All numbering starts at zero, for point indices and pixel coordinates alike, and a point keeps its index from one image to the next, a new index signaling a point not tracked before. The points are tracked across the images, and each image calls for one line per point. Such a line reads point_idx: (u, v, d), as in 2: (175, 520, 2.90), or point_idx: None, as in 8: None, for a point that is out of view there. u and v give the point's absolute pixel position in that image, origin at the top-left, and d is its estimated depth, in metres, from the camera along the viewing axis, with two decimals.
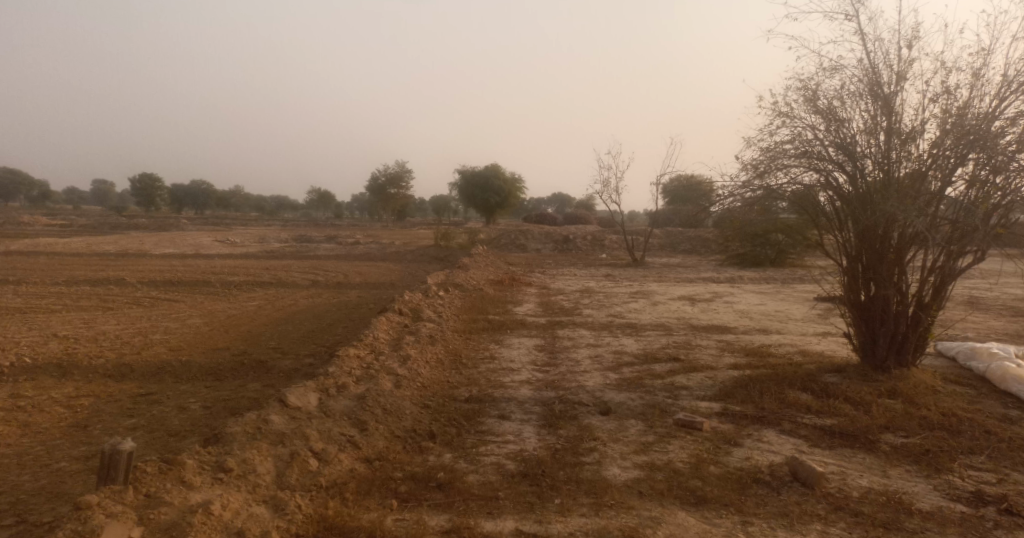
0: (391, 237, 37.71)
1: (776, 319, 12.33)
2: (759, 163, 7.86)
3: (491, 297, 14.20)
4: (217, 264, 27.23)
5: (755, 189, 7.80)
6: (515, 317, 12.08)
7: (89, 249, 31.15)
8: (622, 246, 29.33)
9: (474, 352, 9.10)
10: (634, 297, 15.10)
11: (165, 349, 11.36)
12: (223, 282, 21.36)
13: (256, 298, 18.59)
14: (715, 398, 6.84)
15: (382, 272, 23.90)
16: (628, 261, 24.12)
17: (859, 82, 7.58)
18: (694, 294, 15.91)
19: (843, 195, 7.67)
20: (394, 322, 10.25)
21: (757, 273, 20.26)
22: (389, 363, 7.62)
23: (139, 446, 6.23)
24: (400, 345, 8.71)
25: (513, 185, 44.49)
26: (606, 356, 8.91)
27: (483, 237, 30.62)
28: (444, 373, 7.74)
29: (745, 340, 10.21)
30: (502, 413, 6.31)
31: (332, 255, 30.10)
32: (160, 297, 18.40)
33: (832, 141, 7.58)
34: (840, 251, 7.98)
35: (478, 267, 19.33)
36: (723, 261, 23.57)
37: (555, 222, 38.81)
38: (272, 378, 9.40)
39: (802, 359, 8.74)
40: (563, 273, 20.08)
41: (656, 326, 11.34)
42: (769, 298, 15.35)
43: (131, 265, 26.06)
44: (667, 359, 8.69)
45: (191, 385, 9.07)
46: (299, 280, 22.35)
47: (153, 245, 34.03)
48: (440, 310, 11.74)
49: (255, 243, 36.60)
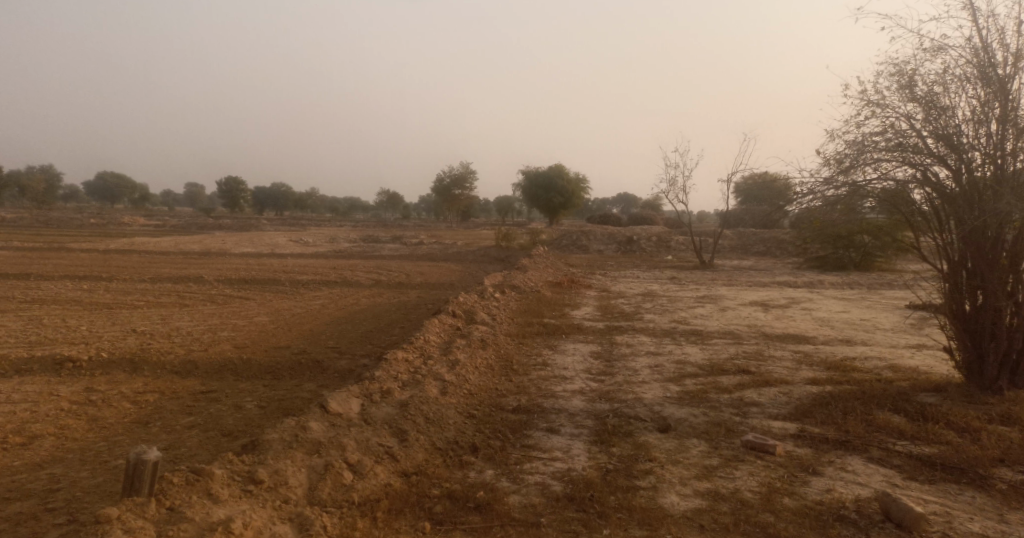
0: (455, 238, 37.74)
1: (859, 328, 11.40)
2: (845, 156, 7.12)
3: (550, 300, 13.72)
4: (288, 263, 27.78)
5: (840, 185, 7.05)
6: (572, 320, 11.60)
7: (172, 248, 32.45)
8: (690, 248, 28.33)
9: (527, 357, 8.66)
10: (701, 302, 14.35)
11: (228, 346, 11.37)
12: (291, 281, 21.65)
13: (320, 297, 18.70)
14: (789, 418, 6.17)
15: (445, 272, 23.75)
16: (696, 264, 23.20)
17: (965, 65, 6.80)
18: (767, 300, 15.03)
19: (943, 193, 6.89)
20: (447, 325, 9.93)
21: (838, 278, 19.02)
22: (437, 368, 7.25)
23: (185, 448, 6.03)
24: (450, 349, 8.37)
25: (578, 185, 43.91)
26: (669, 366, 8.30)
27: (546, 238, 30.16)
28: (493, 380, 7.33)
29: (824, 351, 9.39)
30: (551, 425, 5.84)
31: (398, 254, 30.27)
32: (230, 294, 18.74)
33: (932, 131, 6.82)
34: (939, 256, 7.16)
35: (538, 268, 18.92)
36: (800, 264, 22.36)
37: (622, 223, 37.97)
38: (324, 378, 9.20)
39: (890, 375, 7.90)
40: (628, 276, 19.38)
41: (724, 334, 10.62)
42: (851, 305, 14.28)
43: (206, 263, 26.85)
44: (736, 370, 8.02)
45: (247, 383, 8.92)
46: (363, 279, 22.45)
47: (231, 244, 35.16)
48: (496, 313, 11.35)
49: (326, 243, 37.34)
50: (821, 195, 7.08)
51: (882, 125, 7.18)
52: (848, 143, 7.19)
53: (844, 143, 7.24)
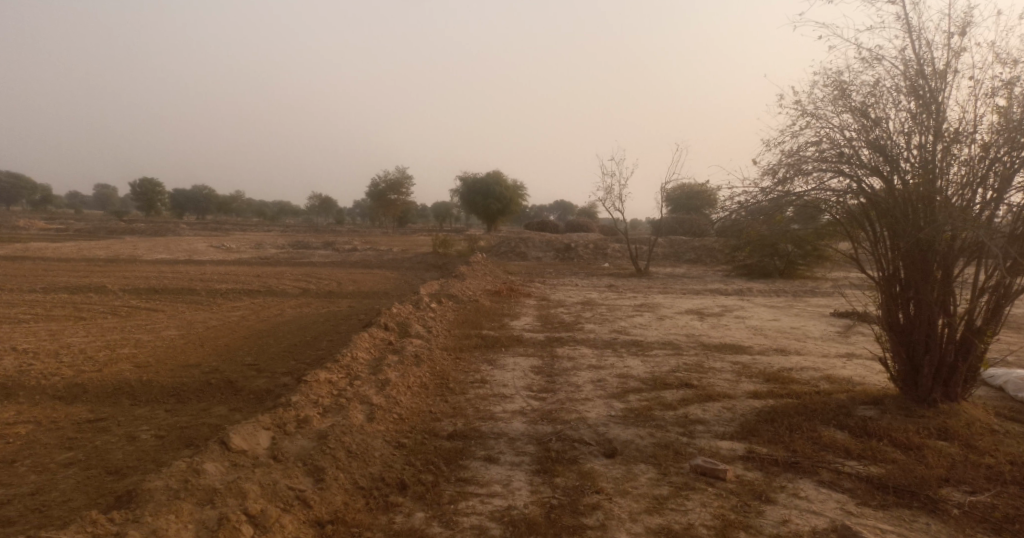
0: (389, 243, 36.87)
1: (794, 336, 11.44)
2: (780, 167, 6.99)
3: (487, 310, 13.28)
4: (208, 271, 26.36)
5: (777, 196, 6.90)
6: (510, 331, 11.20)
7: (80, 254, 30.37)
8: (624, 254, 28.45)
9: (463, 374, 8.18)
10: (638, 311, 14.21)
11: (133, 365, 10.45)
12: (210, 290, 20.45)
13: (242, 308, 17.70)
14: (737, 437, 5.92)
15: (377, 280, 23.01)
16: (631, 271, 23.22)
17: (897, 77, 6.76)
18: (703, 307, 15.05)
19: (876, 205, 6.81)
20: (378, 339, 9.35)
21: (767, 285, 19.33)
22: (364, 390, 6.69)
23: (49, 503, 5.36)
24: (380, 366, 7.82)
25: (514, 192, 43.64)
26: (610, 381, 7.99)
27: (482, 244, 29.73)
28: (426, 401, 6.82)
29: (763, 361, 9.30)
30: (489, 453, 5.39)
31: (328, 261, 29.23)
32: (141, 305, 17.51)
33: (865, 142, 6.75)
34: (874, 268, 7.08)
35: (475, 276, 18.44)
36: (730, 270, 22.69)
37: (557, 229, 37.96)
38: (240, 401, 8.48)
39: (830, 386, 7.82)
40: (565, 283, 19.14)
41: (663, 344, 10.44)
42: (783, 313, 14.40)
43: (118, 271, 25.19)
44: (678, 385, 7.78)
45: (149, 408, 8.15)
46: (289, 288, 21.45)
47: (148, 250, 33.23)
48: (430, 325, 10.82)
49: (251, 248, 35.81)
50: (758, 205, 6.91)
51: (815, 136, 7.09)
52: (784, 154, 7.07)
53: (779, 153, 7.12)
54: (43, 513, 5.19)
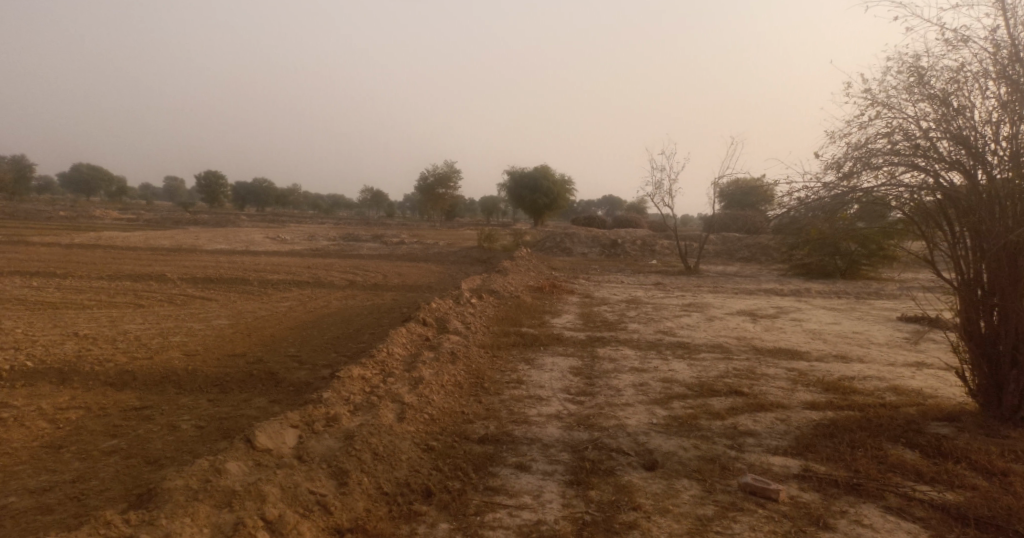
0: (437, 237, 36.90)
1: (853, 342, 10.79)
2: (849, 160, 6.46)
3: (529, 306, 12.97)
4: (259, 261, 26.73)
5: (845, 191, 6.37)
6: (552, 330, 10.86)
7: (140, 243, 31.22)
8: (674, 252, 27.73)
9: (500, 373, 7.89)
10: (687, 311, 13.68)
11: (180, 353, 10.50)
12: (260, 280, 20.67)
13: (289, 299, 17.81)
14: (791, 453, 5.47)
15: (423, 273, 22.92)
16: (681, 269, 22.56)
17: (985, 62, 6.17)
18: (755, 308, 14.42)
19: (956, 202, 6.24)
20: (415, 335, 9.14)
21: (824, 286, 18.47)
22: (397, 388, 6.47)
23: (96, 490, 5.28)
24: (415, 364, 7.60)
25: (563, 187, 43.18)
26: (654, 385, 7.59)
27: (529, 239, 29.42)
28: (459, 402, 6.56)
29: (820, 369, 8.73)
30: (521, 460, 5.10)
31: (376, 254, 29.35)
32: (192, 294, 17.77)
33: (945, 133, 6.18)
34: (952, 272, 6.50)
35: (519, 271, 18.14)
36: (784, 270, 21.83)
37: (606, 225, 37.35)
38: (279, 393, 8.36)
39: (894, 399, 7.24)
40: (611, 281, 18.70)
41: (713, 347, 9.95)
42: (841, 316, 13.67)
43: (174, 260, 25.77)
44: (728, 392, 7.32)
45: (193, 397, 8.04)
46: (336, 280, 21.53)
47: (204, 240, 33.94)
48: (470, 321, 10.57)
49: (303, 240, 36.27)
50: (824, 200, 6.38)
51: (887, 127, 6.54)
52: (852, 146, 6.54)
53: (847, 145, 6.58)
54: (76, 504, 5.08)
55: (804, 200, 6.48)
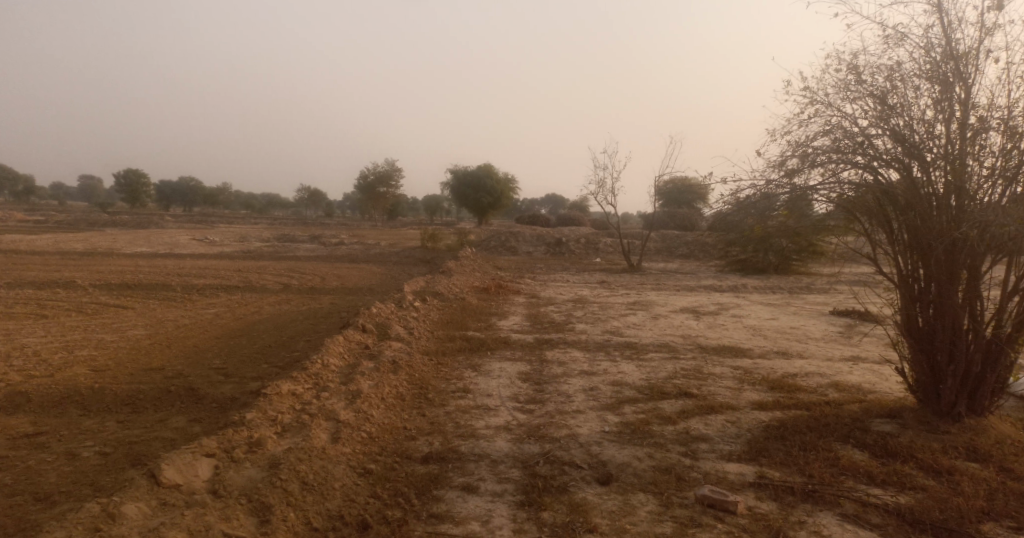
0: (376, 237, 36.13)
1: (795, 337, 10.86)
2: (789, 158, 6.39)
3: (473, 308, 12.62)
4: (187, 265, 25.53)
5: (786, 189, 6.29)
6: (497, 332, 10.56)
7: (56, 247, 29.42)
8: (616, 249, 27.82)
9: (444, 382, 7.53)
10: (631, 309, 13.59)
11: (89, 370, 9.80)
12: (187, 286, 19.68)
13: (219, 305, 16.97)
14: (746, 459, 5.32)
15: (363, 275, 22.29)
16: (623, 267, 22.61)
17: (920, 60, 6.17)
18: (698, 305, 14.46)
19: (894, 199, 6.23)
20: (353, 343, 8.68)
21: (760, 282, 18.78)
22: (332, 405, 6.05)
23: None
24: (353, 375, 7.17)
25: (505, 185, 42.90)
26: (604, 389, 7.36)
27: (471, 238, 29.03)
28: (401, 416, 6.18)
29: (766, 366, 8.70)
30: (468, 481, 4.77)
31: (313, 255, 28.47)
32: (110, 302, 16.71)
33: (884, 130, 6.15)
34: (893, 270, 6.48)
35: (462, 272, 17.75)
36: (723, 266, 22.13)
37: (548, 223, 37.28)
38: (199, 412, 7.87)
39: (839, 395, 7.23)
40: (555, 280, 18.54)
41: (659, 347, 9.84)
42: (780, 311, 13.84)
43: (94, 265, 24.33)
44: (678, 394, 7.17)
45: (99, 419, 7.52)
46: (270, 283, 20.67)
47: (128, 243, 32.26)
48: (412, 325, 10.15)
49: (235, 242, 34.93)
50: (765, 199, 6.29)
51: (826, 125, 6.50)
52: (791, 144, 6.47)
53: (787, 143, 6.51)
54: None
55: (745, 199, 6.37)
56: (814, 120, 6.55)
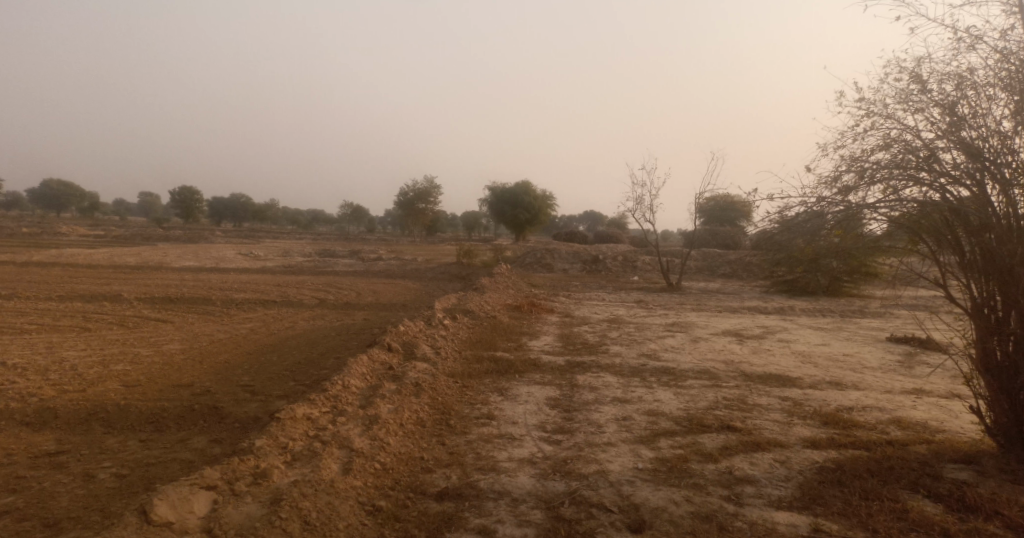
0: (415, 253, 36.06)
1: (847, 365, 10.16)
2: (843, 173, 5.86)
3: (505, 327, 12.21)
4: (228, 279, 25.72)
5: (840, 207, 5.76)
6: (528, 353, 10.13)
7: (104, 260, 30.01)
8: (655, 267, 27.17)
9: (468, 407, 7.13)
10: (670, 331, 13.00)
11: (118, 386, 9.67)
12: (225, 300, 19.72)
13: (254, 320, 16.90)
14: (796, 508, 4.80)
15: (398, 291, 22.08)
16: (663, 286, 21.96)
17: (992, 67, 5.61)
18: (741, 328, 13.80)
19: (965, 219, 5.64)
20: (377, 363, 8.35)
21: (807, 304, 17.94)
22: (347, 432, 5.71)
23: None
24: (373, 399, 6.83)
25: (544, 202, 42.57)
26: (638, 420, 6.86)
27: (508, 254, 28.68)
28: (419, 445, 5.80)
29: (816, 397, 8.07)
30: (486, 524, 4.36)
31: (351, 270, 28.47)
32: (148, 316, 16.79)
33: (951, 143, 5.60)
34: (966, 296, 5.86)
35: (497, 289, 17.38)
36: (768, 287, 21.31)
37: (587, 240, 36.76)
38: (219, 432, 7.64)
39: (900, 433, 6.59)
40: (592, 299, 18.03)
41: (699, 373, 9.28)
42: (828, 335, 13.10)
43: (137, 278, 24.68)
44: (719, 427, 6.63)
45: (120, 438, 7.30)
46: (306, 298, 20.62)
47: (173, 257, 32.76)
48: (440, 345, 9.79)
49: (277, 256, 35.24)
50: (816, 217, 5.75)
51: (885, 138, 5.95)
52: (846, 158, 5.94)
53: (841, 157, 5.98)
54: None
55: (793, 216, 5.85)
56: (871, 132, 6.01)
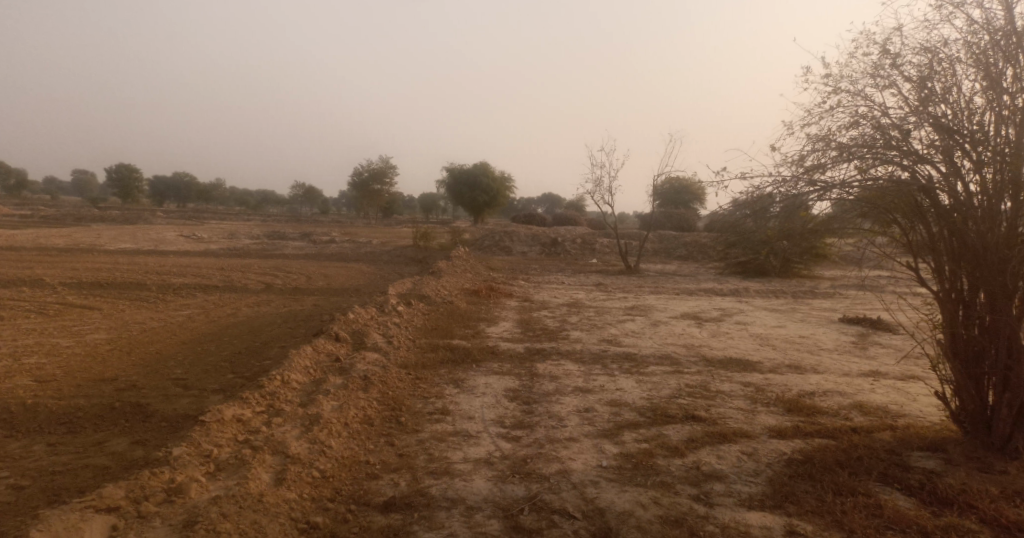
0: (369, 235, 35.14)
1: (808, 347, 9.99)
2: (809, 153, 5.55)
3: (460, 313, 11.74)
4: (170, 263, 24.58)
5: (805, 188, 5.46)
6: (484, 340, 9.69)
7: (36, 243, 28.42)
8: (612, 249, 26.98)
9: (420, 401, 6.65)
10: (629, 315, 12.72)
11: (35, 383, 8.95)
12: (164, 285, 18.74)
13: (195, 306, 16.09)
14: (769, 507, 4.49)
15: (350, 274, 21.36)
16: (620, 268, 21.74)
17: (967, 38, 5.27)
18: (699, 311, 13.62)
19: (935, 200, 5.37)
20: (322, 355, 7.80)
21: (762, 285, 17.93)
22: (283, 435, 5.20)
23: None
24: (315, 395, 6.31)
25: (502, 184, 42.01)
26: (600, 412, 6.48)
27: (464, 236, 28.13)
28: (365, 446, 5.32)
29: (780, 381, 7.82)
30: None
31: (301, 253, 27.57)
32: (78, 303, 15.79)
33: (922, 120, 5.29)
34: (937, 280, 5.58)
35: (453, 273, 16.87)
36: (724, 269, 21.29)
37: (544, 222, 36.45)
38: (144, 433, 7.04)
39: (869, 418, 6.37)
40: (550, 282, 17.67)
41: (660, 358, 8.99)
42: (786, 318, 12.99)
43: (70, 262, 23.36)
44: (685, 417, 6.30)
45: (24, 442, 6.82)
46: (252, 283, 19.78)
47: (111, 239, 31.23)
48: (392, 333, 9.27)
49: (223, 238, 33.99)
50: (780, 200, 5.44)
51: (852, 115, 5.64)
52: (811, 137, 5.62)
53: (807, 135, 5.67)
54: None
55: (754, 198, 5.54)
56: (838, 109, 5.69)
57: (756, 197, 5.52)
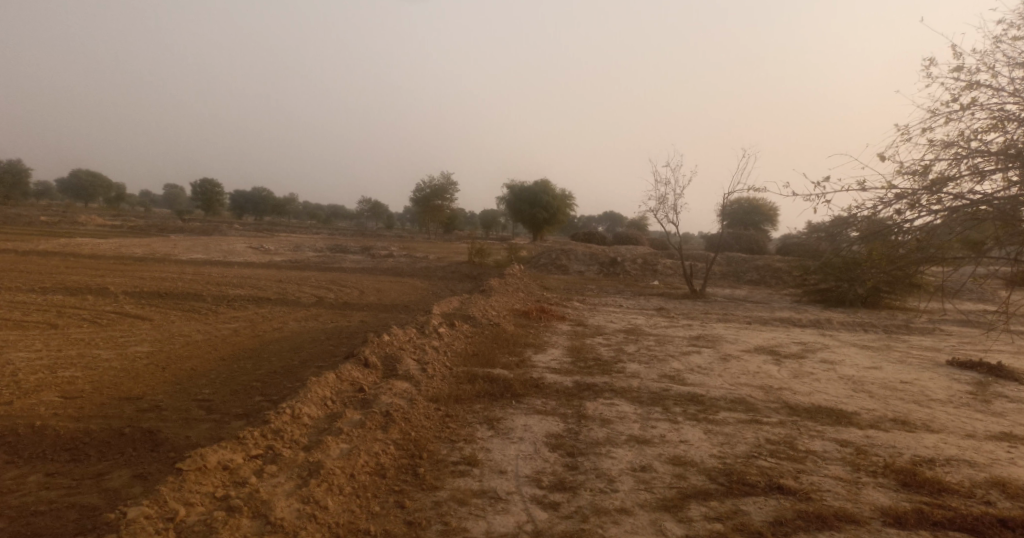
0: (428, 251, 34.64)
1: (912, 394, 8.49)
2: (934, 161, 4.46)
3: (507, 338, 10.72)
4: (230, 273, 24.54)
5: (928, 206, 4.39)
6: (530, 371, 8.62)
7: (109, 251, 29.06)
8: (677, 271, 25.52)
9: (446, 447, 5.66)
10: (696, 346, 11.41)
11: (56, 399, 8.40)
12: (218, 295, 18.44)
13: (242, 319, 15.62)
14: None
15: (403, 290, 20.64)
16: (685, 292, 20.30)
17: None
18: (776, 344, 12.16)
19: None
20: (345, 384, 6.90)
21: (846, 316, 16.16)
22: (271, 491, 4.31)
23: None
24: (324, 436, 5.40)
25: (562, 201, 41.02)
26: (662, 473, 5.34)
27: (522, 254, 27.18)
28: (367, 508, 4.37)
29: (884, 440, 6.45)
30: None
31: (359, 267, 27.19)
32: (128, 312, 15.54)
33: None
34: None
35: (505, 292, 15.89)
36: (800, 296, 19.57)
37: (606, 242, 35.22)
38: (146, 464, 6.28)
39: (1013, 502, 4.99)
40: (608, 305, 16.48)
41: (734, 402, 7.72)
42: (879, 356, 11.39)
43: (135, 270, 23.56)
44: (768, 487, 5.07)
45: (21, 472, 6.14)
46: (304, 296, 19.30)
47: (181, 249, 31.76)
48: (427, 360, 8.33)
49: (288, 251, 34.14)
50: (876, 219, 4.51)
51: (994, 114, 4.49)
52: (937, 142, 4.52)
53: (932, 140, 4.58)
54: None
55: (846, 218, 4.65)
56: (974, 108, 4.56)
57: (848, 219, 4.62)
